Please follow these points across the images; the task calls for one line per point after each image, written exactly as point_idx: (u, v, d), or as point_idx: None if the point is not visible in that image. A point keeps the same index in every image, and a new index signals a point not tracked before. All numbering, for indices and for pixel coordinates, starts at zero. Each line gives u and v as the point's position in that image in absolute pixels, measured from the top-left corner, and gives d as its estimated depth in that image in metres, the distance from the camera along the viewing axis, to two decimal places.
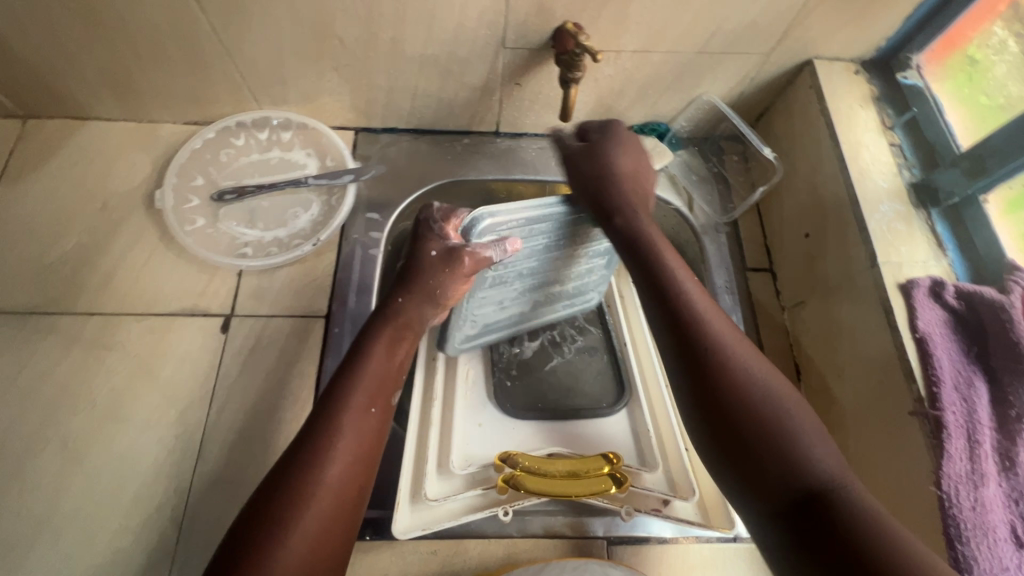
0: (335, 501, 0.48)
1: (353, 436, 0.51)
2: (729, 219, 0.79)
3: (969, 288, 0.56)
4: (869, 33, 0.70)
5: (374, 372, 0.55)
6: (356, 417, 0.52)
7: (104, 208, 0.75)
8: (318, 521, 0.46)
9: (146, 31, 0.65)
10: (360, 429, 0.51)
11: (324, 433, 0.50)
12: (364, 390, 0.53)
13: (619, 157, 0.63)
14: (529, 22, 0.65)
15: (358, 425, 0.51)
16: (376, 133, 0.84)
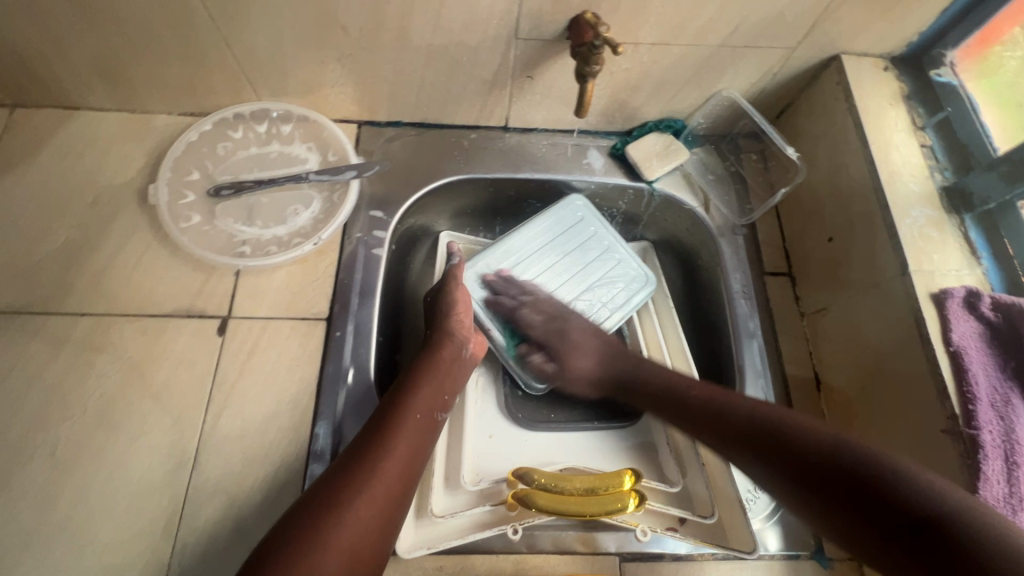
0: (386, 496, 0.48)
1: (411, 439, 0.52)
2: (746, 221, 0.76)
3: (1007, 299, 0.53)
4: (902, 27, 0.66)
5: (432, 385, 0.58)
6: (416, 422, 0.54)
7: (96, 203, 0.72)
8: (373, 510, 0.46)
9: (137, 16, 0.62)
10: (419, 434, 0.53)
11: (384, 429, 0.52)
12: (424, 400, 0.56)
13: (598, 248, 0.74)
14: (544, 11, 0.61)
15: (418, 428, 0.53)
16: (380, 126, 0.80)
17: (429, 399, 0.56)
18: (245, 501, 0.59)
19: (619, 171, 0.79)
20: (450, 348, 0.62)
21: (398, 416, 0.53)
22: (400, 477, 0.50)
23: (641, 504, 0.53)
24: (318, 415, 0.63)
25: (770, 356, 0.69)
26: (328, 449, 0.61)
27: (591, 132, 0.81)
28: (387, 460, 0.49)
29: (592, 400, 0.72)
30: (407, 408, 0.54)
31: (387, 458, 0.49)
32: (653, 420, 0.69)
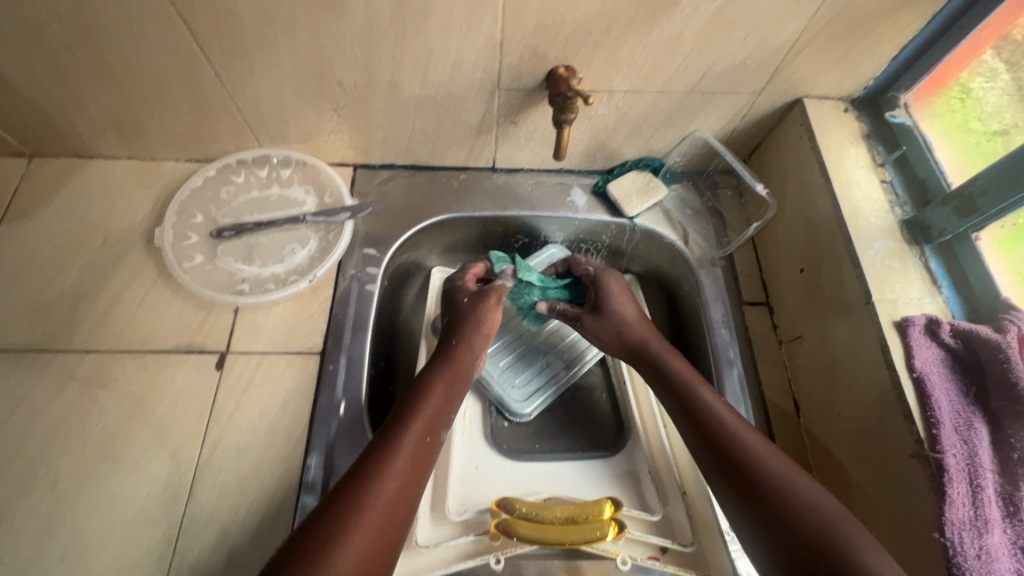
0: (391, 515, 0.50)
1: (414, 457, 0.54)
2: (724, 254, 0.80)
3: (966, 327, 0.56)
4: (857, 73, 0.71)
5: (436, 400, 0.60)
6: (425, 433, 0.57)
7: (105, 245, 0.76)
8: (388, 501, 0.50)
9: (150, 75, 0.67)
10: (422, 452, 0.55)
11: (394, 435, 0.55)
12: (432, 408, 0.59)
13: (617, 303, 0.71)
14: (523, 65, 0.67)
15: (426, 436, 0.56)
16: (374, 169, 0.85)
17: (433, 413, 0.59)
18: (237, 533, 0.60)
19: (601, 207, 0.83)
20: (458, 364, 0.65)
21: (401, 432, 0.55)
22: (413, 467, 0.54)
23: (620, 533, 0.55)
24: (310, 446, 0.65)
25: (749, 382, 0.71)
26: (319, 479, 0.63)
27: (574, 171, 0.86)
28: (389, 478, 0.51)
29: (578, 429, 0.74)
30: (419, 410, 0.58)
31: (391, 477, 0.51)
32: (638, 449, 0.69)
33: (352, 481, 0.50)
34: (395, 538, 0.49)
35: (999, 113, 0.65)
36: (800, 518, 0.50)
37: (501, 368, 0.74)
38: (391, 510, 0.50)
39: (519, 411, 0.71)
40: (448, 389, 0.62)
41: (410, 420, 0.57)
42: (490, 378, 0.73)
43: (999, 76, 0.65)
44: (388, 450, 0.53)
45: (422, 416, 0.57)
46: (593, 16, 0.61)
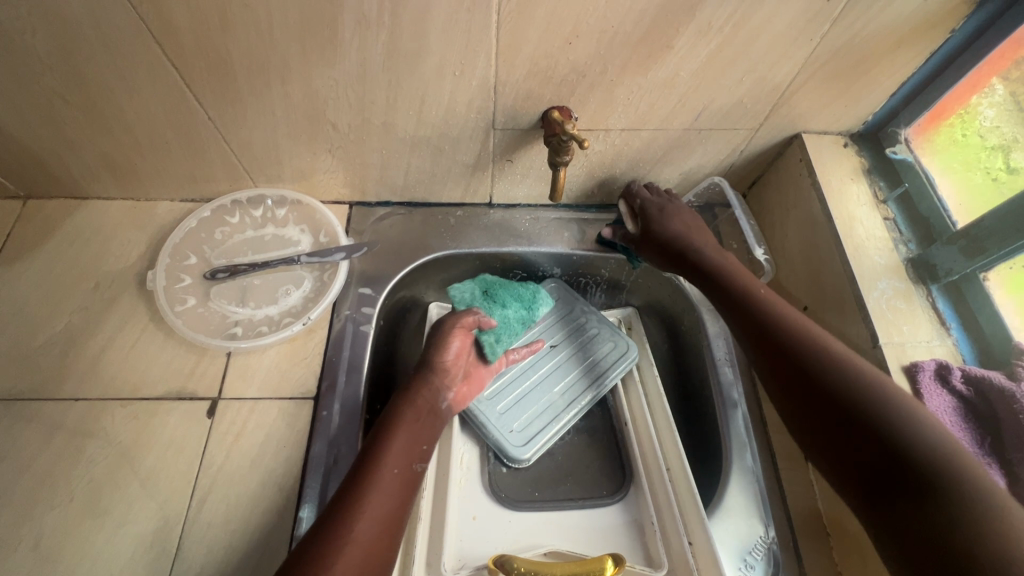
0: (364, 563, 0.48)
1: (382, 501, 0.52)
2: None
3: (976, 372, 0.54)
4: (856, 109, 0.70)
5: (404, 438, 0.58)
6: (392, 478, 0.54)
7: (97, 288, 0.75)
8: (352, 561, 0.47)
9: (143, 120, 0.67)
10: (393, 493, 0.53)
11: (357, 486, 0.52)
12: (396, 448, 0.56)
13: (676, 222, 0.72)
14: (518, 106, 0.66)
15: (389, 484, 0.53)
16: (370, 207, 0.84)
17: (403, 452, 0.57)
18: None
19: (600, 242, 0.82)
20: (421, 403, 0.62)
21: (371, 474, 0.53)
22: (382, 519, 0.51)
23: None
24: (302, 497, 0.63)
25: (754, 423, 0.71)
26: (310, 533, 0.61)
27: (573, 205, 0.85)
28: (359, 524, 0.50)
29: (578, 475, 0.72)
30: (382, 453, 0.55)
31: (360, 523, 0.50)
32: (642, 496, 0.67)
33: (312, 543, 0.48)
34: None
35: (997, 129, 0.65)
36: (924, 447, 0.46)
37: (500, 411, 0.72)
38: (363, 559, 0.48)
39: (518, 457, 0.69)
40: (416, 424, 0.60)
41: (379, 461, 0.55)
42: (489, 424, 0.70)
43: (993, 94, 0.65)
44: (355, 495, 0.52)
45: (389, 458, 0.55)
46: (587, 59, 0.60)
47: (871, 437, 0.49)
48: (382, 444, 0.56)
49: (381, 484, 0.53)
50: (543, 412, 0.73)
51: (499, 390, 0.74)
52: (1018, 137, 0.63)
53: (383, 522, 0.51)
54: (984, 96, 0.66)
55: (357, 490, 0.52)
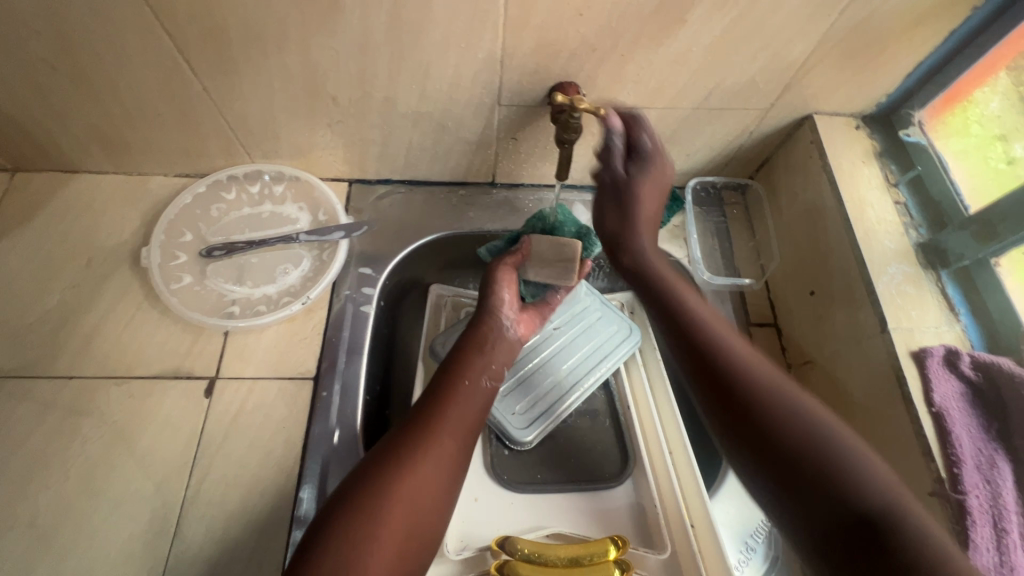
0: (444, 462, 0.51)
1: (460, 417, 0.55)
2: (749, 281, 0.78)
3: (986, 358, 0.54)
4: (870, 89, 0.69)
5: (479, 356, 0.61)
6: (467, 392, 0.57)
7: (90, 264, 0.73)
8: (433, 469, 0.50)
9: (136, 90, 0.65)
10: (470, 406, 0.57)
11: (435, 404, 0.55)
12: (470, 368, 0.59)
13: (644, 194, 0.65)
14: (525, 80, 0.64)
15: (465, 401, 0.56)
16: (370, 184, 0.82)
17: (478, 368, 0.60)
18: (225, 570, 0.58)
19: None
20: (494, 326, 0.65)
21: (451, 388, 0.57)
22: (457, 437, 0.54)
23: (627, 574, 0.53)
24: (302, 478, 0.62)
25: None
26: (311, 513, 0.60)
27: (576, 185, 0.83)
28: (440, 434, 0.52)
29: (580, 458, 0.71)
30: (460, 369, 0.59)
31: (443, 428, 0.53)
32: (642, 479, 0.67)
33: (393, 449, 0.50)
34: (447, 485, 0.51)
35: (1000, 119, 0.66)
36: (868, 493, 0.46)
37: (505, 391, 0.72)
38: (441, 460, 0.51)
39: (520, 440, 0.68)
40: (488, 347, 0.62)
41: (455, 374, 0.58)
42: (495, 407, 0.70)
43: (999, 86, 0.65)
44: (436, 402, 0.55)
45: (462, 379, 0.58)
46: (598, 32, 0.58)
47: (826, 495, 0.47)
48: (463, 362, 0.60)
49: (457, 399, 0.56)
50: (545, 395, 0.72)
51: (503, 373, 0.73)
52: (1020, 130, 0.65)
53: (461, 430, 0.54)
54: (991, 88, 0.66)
55: (437, 400, 0.55)
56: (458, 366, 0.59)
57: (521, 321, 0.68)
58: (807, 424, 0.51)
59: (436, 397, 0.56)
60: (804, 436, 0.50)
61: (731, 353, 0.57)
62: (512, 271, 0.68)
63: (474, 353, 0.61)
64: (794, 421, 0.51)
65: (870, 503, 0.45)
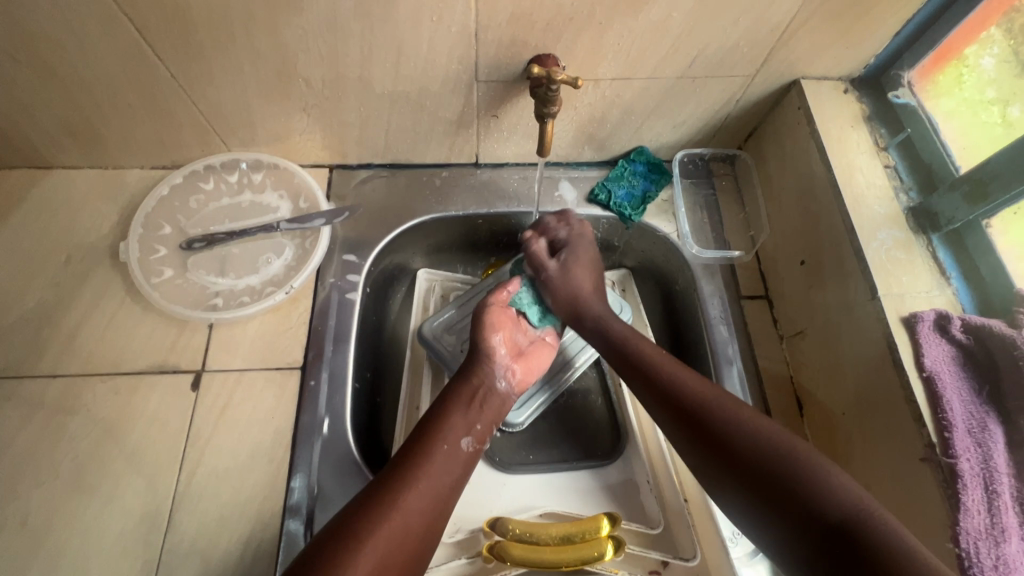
0: (409, 533, 0.48)
1: (438, 479, 0.52)
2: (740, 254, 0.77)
3: (977, 321, 0.53)
4: (858, 51, 0.67)
5: (462, 415, 0.58)
6: (445, 453, 0.54)
7: (69, 261, 0.72)
8: (402, 537, 0.48)
9: (101, 80, 0.63)
10: (446, 470, 0.53)
11: (413, 462, 0.52)
12: (456, 426, 0.57)
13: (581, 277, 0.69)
14: (501, 55, 0.62)
15: (445, 462, 0.54)
16: (351, 169, 0.80)
17: (460, 428, 0.57)
18: (221, 560, 0.58)
19: (591, 202, 0.79)
20: (487, 377, 0.62)
21: (429, 445, 0.54)
22: (433, 503, 0.51)
23: (619, 549, 0.53)
24: (294, 467, 0.62)
25: (750, 382, 0.68)
26: (304, 502, 0.60)
27: (562, 163, 0.81)
28: (412, 498, 0.50)
29: (573, 437, 0.71)
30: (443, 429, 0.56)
31: (411, 492, 0.50)
32: (635, 455, 0.67)
33: (364, 508, 0.48)
34: (410, 559, 0.48)
35: (995, 79, 0.63)
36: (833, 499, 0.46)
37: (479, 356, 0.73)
38: (407, 528, 0.48)
39: (512, 421, 0.68)
40: (477, 401, 0.59)
41: (436, 435, 0.55)
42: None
43: (993, 43, 0.63)
44: (407, 462, 0.52)
45: (446, 438, 0.55)
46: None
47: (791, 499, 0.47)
48: (443, 420, 0.57)
49: (438, 462, 0.53)
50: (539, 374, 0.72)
51: None
52: (1018, 90, 0.61)
53: (435, 494, 0.51)
54: (983, 46, 0.64)
55: (411, 460, 0.53)
56: (439, 425, 0.56)
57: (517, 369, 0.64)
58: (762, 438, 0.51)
59: (409, 456, 0.53)
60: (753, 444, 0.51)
61: (692, 390, 0.56)
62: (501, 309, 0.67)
63: (456, 409, 0.58)
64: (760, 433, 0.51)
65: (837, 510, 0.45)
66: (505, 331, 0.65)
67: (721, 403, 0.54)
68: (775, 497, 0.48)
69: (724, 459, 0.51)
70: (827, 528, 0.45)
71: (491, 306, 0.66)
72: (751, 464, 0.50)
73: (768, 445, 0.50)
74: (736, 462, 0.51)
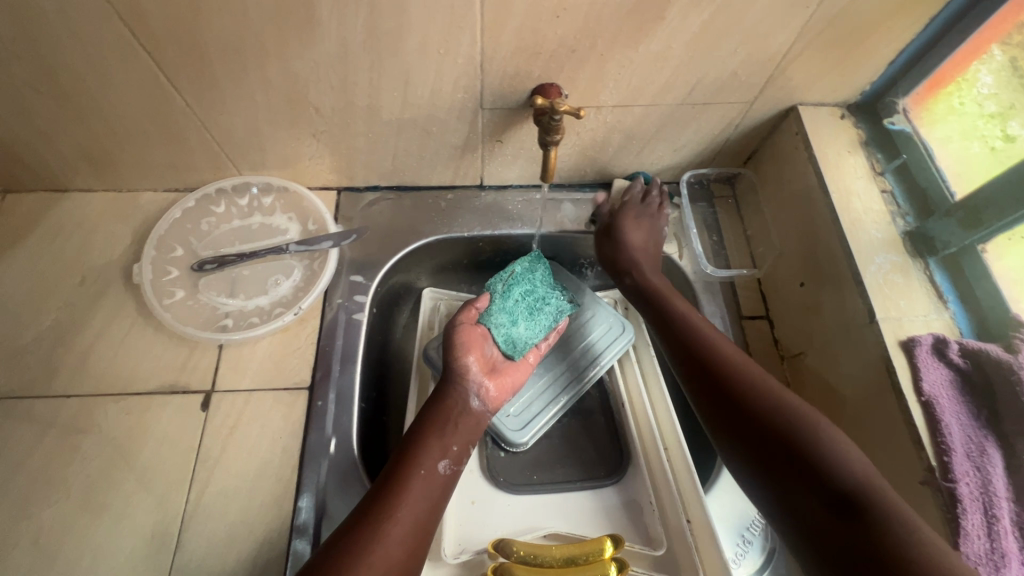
0: (391, 565, 0.49)
1: (416, 506, 0.53)
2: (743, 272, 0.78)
3: (974, 346, 0.54)
4: (853, 78, 0.68)
5: (437, 440, 0.58)
6: (423, 479, 0.55)
7: (83, 282, 0.74)
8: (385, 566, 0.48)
9: (119, 108, 0.65)
10: (425, 494, 0.54)
11: (391, 493, 0.53)
12: (431, 451, 0.57)
13: (632, 231, 0.75)
14: (506, 84, 0.64)
15: (423, 489, 0.54)
16: (358, 192, 0.82)
17: (435, 453, 0.57)
18: None
19: (595, 223, 0.81)
20: (459, 398, 0.63)
21: (405, 474, 0.55)
22: (415, 531, 0.52)
23: (622, 571, 0.53)
24: (301, 487, 0.63)
25: None
26: (311, 522, 0.61)
27: (565, 185, 0.83)
28: (392, 528, 0.50)
29: (576, 456, 0.72)
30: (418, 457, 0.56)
31: (391, 521, 0.51)
32: (638, 475, 0.68)
33: (345, 543, 0.49)
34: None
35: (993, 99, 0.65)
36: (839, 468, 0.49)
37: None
38: (388, 560, 0.49)
39: (514, 441, 0.69)
40: (449, 425, 0.60)
41: (411, 463, 0.56)
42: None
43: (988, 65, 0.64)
44: (384, 491, 0.53)
45: (421, 462, 0.56)
46: (575, 33, 0.58)
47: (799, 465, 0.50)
48: (417, 447, 0.57)
49: (415, 488, 0.54)
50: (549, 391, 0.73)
51: None
52: (1016, 104, 0.63)
53: (415, 521, 0.52)
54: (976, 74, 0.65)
55: (388, 490, 0.53)
56: (416, 451, 0.57)
57: (489, 388, 0.66)
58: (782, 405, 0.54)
59: (387, 485, 0.54)
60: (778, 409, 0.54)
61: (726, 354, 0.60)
62: (470, 329, 0.68)
63: (431, 434, 0.59)
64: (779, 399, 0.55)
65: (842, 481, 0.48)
66: (476, 352, 0.66)
67: (752, 374, 0.58)
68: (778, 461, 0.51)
69: (738, 416, 0.55)
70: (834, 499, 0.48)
71: (460, 329, 0.67)
72: (760, 429, 0.53)
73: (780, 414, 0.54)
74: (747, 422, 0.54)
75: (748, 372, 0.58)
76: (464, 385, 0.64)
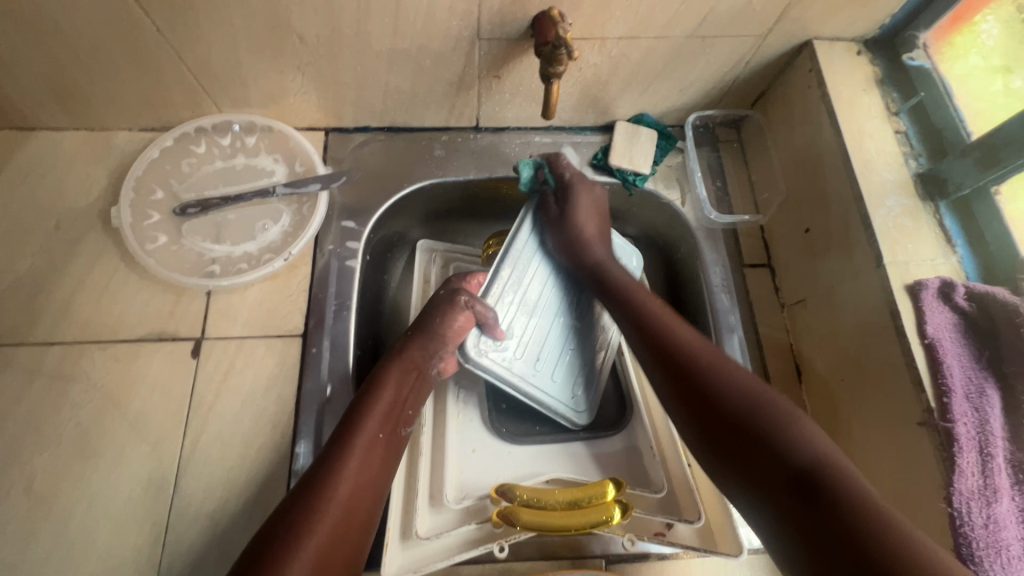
0: (343, 517, 0.48)
1: (367, 459, 0.52)
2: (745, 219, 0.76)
3: (980, 288, 0.52)
4: (875, 10, 0.64)
5: (392, 396, 0.58)
6: (378, 441, 0.54)
7: (59, 227, 0.70)
8: (337, 521, 0.47)
9: (82, 33, 0.59)
10: (380, 453, 0.54)
11: (344, 448, 0.52)
12: (382, 411, 0.56)
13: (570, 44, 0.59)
14: (506, 10, 0.59)
15: (376, 447, 0.54)
16: (347, 132, 0.78)
17: (387, 413, 0.56)
18: (229, 522, 0.58)
19: (594, 167, 0.77)
20: (421, 355, 0.62)
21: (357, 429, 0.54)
22: (365, 484, 0.51)
23: (626, 513, 0.53)
24: (298, 434, 0.62)
25: (750, 348, 0.69)
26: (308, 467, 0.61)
27: (565, 127, 0.79)
28: (343, 483, 0.50)
29: None
30: (370, 411, 0.55)
31: (345, 475, 0.50)
32: (638, 424, 0.69)
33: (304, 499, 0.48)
34: (346, 550, 0.47)
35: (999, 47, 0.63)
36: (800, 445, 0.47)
37: (533, 364, 0.66)
38: (342, 513, 0.48)
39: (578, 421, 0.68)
40: (409, 382, 0.60)
41: (363, 418, 0.55)
42: (534, 390, 0.65)
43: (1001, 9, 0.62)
44: (340, 458, 0.51)
45: (375, 418, 0.55)
46: None
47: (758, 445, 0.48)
48: (369, 401, 0.56)
49: (368, 447, 0.53)
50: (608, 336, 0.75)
51: (534, 355, 0.66)
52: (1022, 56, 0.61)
53: (366, 474, 0.51)
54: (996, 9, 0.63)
55: (339, 445, 0.52)
56: (369, 408, 0.56)
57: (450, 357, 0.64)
58: (762, 408, 0.50)
59: (341, 438, 0.53)
60: (746, 403, 0.51)
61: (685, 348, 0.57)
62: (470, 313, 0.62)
63: (385, 393, 0.57)
64: (750, 395, 0.51)
65: (801, 458, 0.46)
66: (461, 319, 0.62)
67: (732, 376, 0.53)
68: (759, 465, 0.47)
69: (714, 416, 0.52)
70: (801, 481, 0.45)
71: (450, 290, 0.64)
72: (738, 437, 0.49)
73: (752, 412, 0.50)
74: (719, 424, 0.51)
75: (715, 371, 0.54)
76: (428, 349, 0.62)
